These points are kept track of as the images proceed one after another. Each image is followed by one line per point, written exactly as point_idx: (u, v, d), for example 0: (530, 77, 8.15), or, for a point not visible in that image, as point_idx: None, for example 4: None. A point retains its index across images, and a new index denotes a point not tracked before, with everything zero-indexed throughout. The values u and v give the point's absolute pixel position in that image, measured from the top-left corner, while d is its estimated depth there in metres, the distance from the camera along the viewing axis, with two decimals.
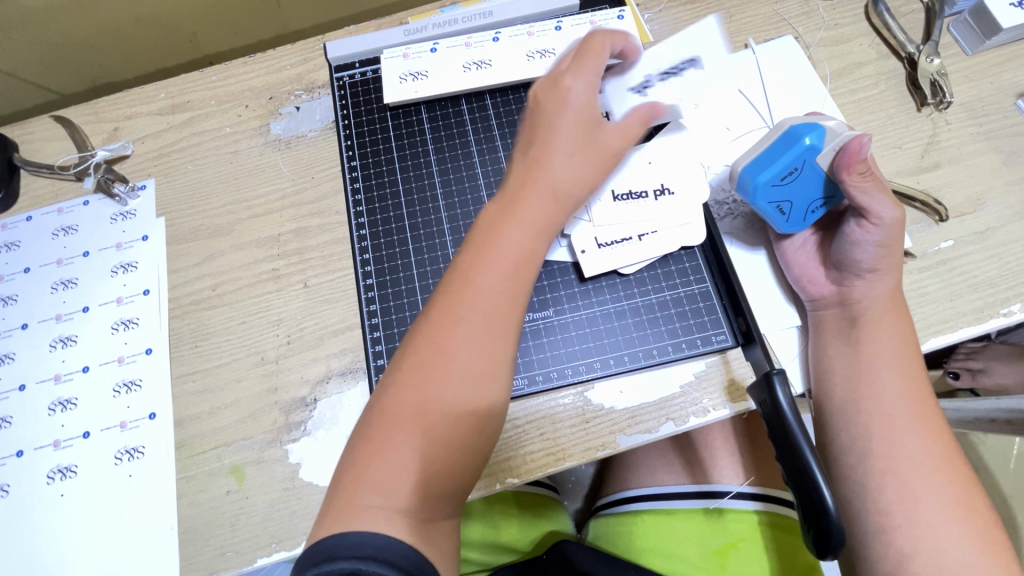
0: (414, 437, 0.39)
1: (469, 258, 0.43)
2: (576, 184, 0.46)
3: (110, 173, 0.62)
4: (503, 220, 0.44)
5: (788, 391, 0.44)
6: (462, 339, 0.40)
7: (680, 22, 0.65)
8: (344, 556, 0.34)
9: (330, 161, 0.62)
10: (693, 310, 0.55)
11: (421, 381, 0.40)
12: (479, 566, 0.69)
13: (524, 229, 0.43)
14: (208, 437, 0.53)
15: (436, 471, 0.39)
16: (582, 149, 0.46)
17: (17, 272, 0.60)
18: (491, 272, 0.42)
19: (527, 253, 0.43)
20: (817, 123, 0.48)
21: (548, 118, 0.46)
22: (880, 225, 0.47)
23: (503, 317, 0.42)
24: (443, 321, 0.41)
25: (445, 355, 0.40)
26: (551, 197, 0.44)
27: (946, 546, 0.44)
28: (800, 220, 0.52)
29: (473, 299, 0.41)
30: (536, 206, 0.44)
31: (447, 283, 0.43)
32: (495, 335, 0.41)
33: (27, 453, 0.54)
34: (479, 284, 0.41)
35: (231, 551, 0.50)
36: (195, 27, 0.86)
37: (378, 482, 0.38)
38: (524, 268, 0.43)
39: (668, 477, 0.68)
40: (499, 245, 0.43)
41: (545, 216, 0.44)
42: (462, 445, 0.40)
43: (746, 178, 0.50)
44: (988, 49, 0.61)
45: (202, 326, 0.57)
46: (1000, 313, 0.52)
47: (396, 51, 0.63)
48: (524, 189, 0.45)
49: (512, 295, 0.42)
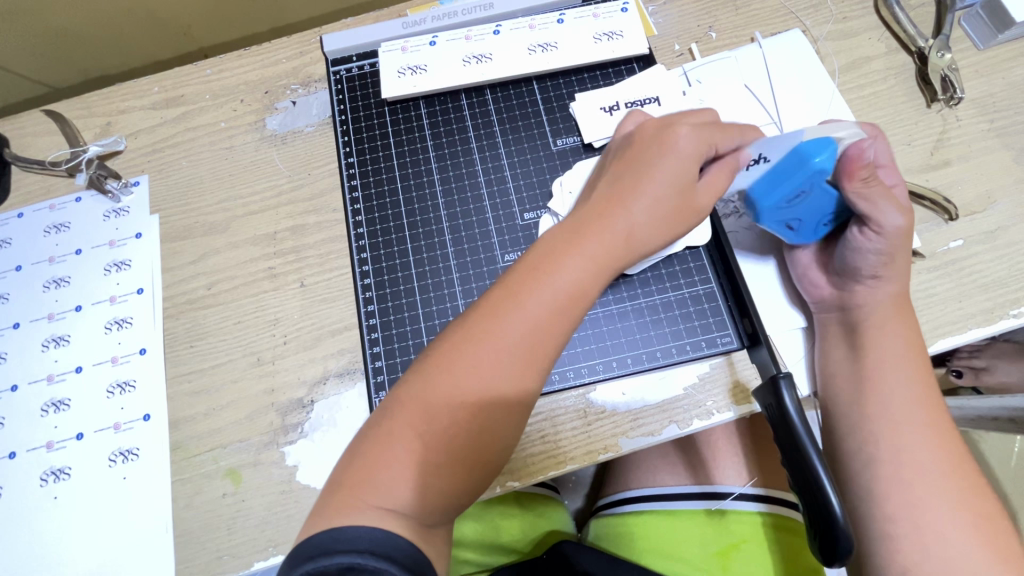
0: (430, 439, 0.38)
1: (523, 275, 0.41)
2: (649, 237, 0.44)
3: (102, 169, 0.61)
4: (567, 248, 0.42)
5: (794, 394, 0.43)
6: (496, 353, 0.39)
7: (685, 16, 0.63)
8: (343, 551, 0.33)
9: (327, 158, 0.61)
10: (697, 311, 0.54)
11: (447, 383, 0.39)
12: (479, 566, 0.68)
13: (584, 268, 0.42)
14: (204, 438, 0.53)
15: (441, 477, 0.38)
16: (662, 193, 0.44)
17: (9, 270, 0.59)
18: (538, 297, 0.40)
19: (585, 290, 0.42)
20: (828, 140, 0.44)
21: (645, 162, 0.45)
22: (882, 233, 0.46)
23: (540, 349, 0.40)
24: (481, 332, 0.40)
25: (480, 366, 0.39)
26: (620, 239, 0.43)
27: (956, 556, 0.43)
28: (811, 231, 0.50)
29: (512, 320, 0.40)
30: (602, 246, 0.42)
31: (496, 293, 0.41)
32: (530, 361, 0.40)
33: (20, 454, 0.53)
34: (528, 304, 0.40)
35: (227, 555, 0.49)
36: (189, 20, 0.84)
37: (381, 482, 0.37)
38: (576, 303, 0.41)
39: (669, 478, 0.67)
40: (556, 276, 0.41)
41: (608, 257, 0.43)
42: (470, 456, 0.39)
43: (753, 195, 0.49)
44: (999, 44, 0.60)
45: (197, 326, 0.56)
46: (1009, 315, 0.51)
47: (395, 45, 0.62)
48: (594, 221, 0.43)
49: (560, 326, 0.41)
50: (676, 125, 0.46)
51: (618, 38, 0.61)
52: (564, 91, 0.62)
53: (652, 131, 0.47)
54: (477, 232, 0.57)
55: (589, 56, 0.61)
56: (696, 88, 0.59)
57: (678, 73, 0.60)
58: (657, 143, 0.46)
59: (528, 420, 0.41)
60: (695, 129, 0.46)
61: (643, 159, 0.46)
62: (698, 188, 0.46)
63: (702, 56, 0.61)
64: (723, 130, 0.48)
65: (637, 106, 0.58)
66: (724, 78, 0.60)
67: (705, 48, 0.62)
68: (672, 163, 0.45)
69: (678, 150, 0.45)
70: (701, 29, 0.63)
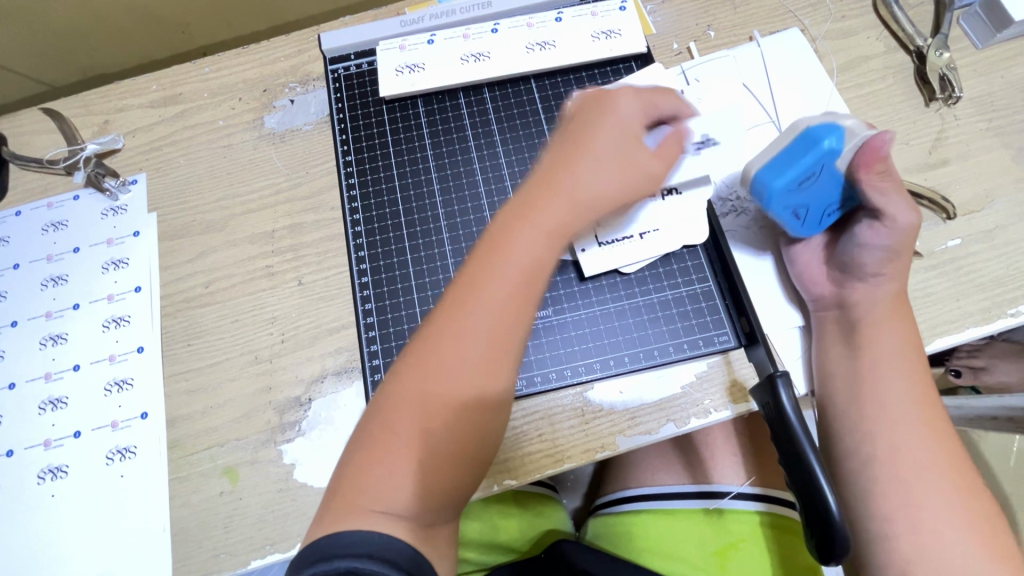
0: (417, 447, 0.38)
1: (478, 260, 0.41)
2: (606, 200, 0.44)
3: (101, 167, 0.61)
4: (519, 224, 0.41)
5: (792, 393, 0.43)
6: (465, 343, 0.39)
7: (683, 15, 0.63)
8: (339, 556, 0.34)
9: (325, 156, 0.61)
10: (695, 310, 0.54)
11: (425, 385, 0.39)
12: (477, 566, 0.69)
13: (541, 238, 0.41)
14: (202, 436, 0.53)
15: (436, 479, 0.38)
16: (615, 157, 0.44)
17: (7, 269, 0.59)
18: (497, 278, 0.40)
19: (542, 260, 0.41)
20: (833, 124, 0.46)
21: (588, 130, 0.45)
22: (892, 228, 0.47)
23: (507, 330, 0.40)
24: (450, 320, 0.40)
25: (451, 359, 0.39)
26: (572, 203, 0.42)
27: (953, 555, 0.43)
28: (815, 223, 0.51)
29: (475, 307, 0.39)
30: (554, 213, 0.42)
31: (456, 285, 0.41)
32: (500, 343, 0.40)
33: (17, 453, 0.53)
34: (488, 289, 0.40)
35: (224, 553, 0.49)
36: (188, 18, 0.85)
37: (373, 491, 0.37)
38: (537, 275, 0.41)
39: (667, 477, 0.67)
40: (512, 252, 0.41)
41: (563, 223, 0.42)
42: (463, 451, 0.39)
43: (762, 180, 0.47)
44: (998, 43, 0.60)
45: (195, 324, 0.56)
46: (1007, 314, 0.51)
47: (393, 43, 0.62)
48: (544, 192, 0.43)
49: (526, 300, 0.40)
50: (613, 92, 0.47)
51: (616, 37, 0.61)
52: (563, 89, 0.61)
53: (592, 101, 0.47)
54: (475, 230, 0.57)
55: (587, 55, 0.61)
56: (694, 87, 0.59)
57: (677, 71, 0.60)
58: (598, 111, 0.46)
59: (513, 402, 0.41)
60: (634, 94, 0.47)
61: (590, 124, 0.46)
62: (646, 151, 0.46)
63: (700, 54, 0.61)
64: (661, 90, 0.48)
65: None
66: (722, 77, 0.60)
67: (703, 47, 0.62)
68: (615, 125, 0.45)
69: (620, 112, 0.46)
70: (700, 28, 0.62)
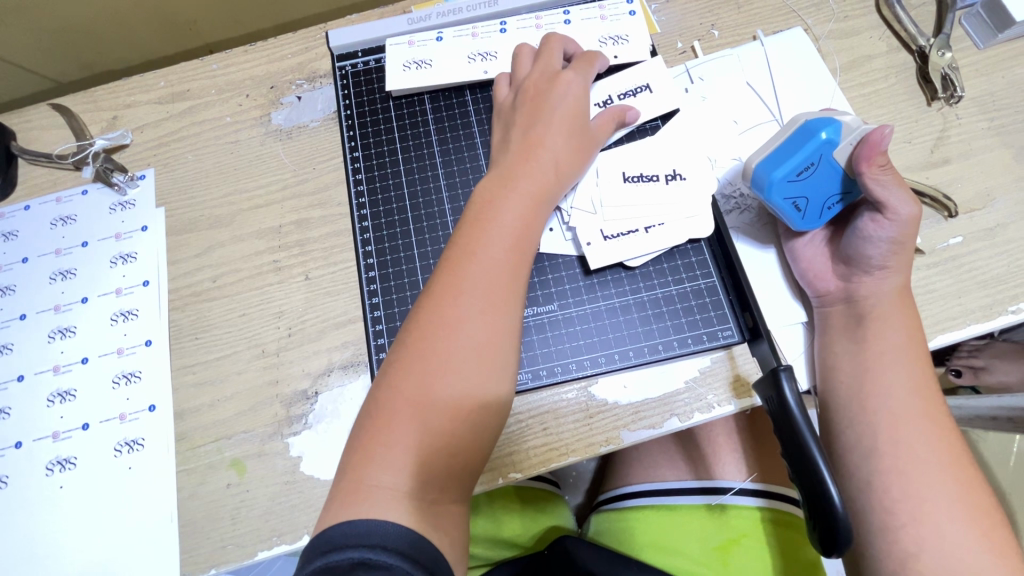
0: (424, 408, 0.40)
1: (468, 229, 0.46)
2: (570, 166, 0.51)
3: (109, 162, 0.61)
4: (504, 193, 0.48)
5: (795, 387, 0.43)
6: (464, 302, 0.43)
7: (688, 14, 0.64)
8: (353, 545, 0.35)
9: (331, 152, 0.61)
10: (699, 305, 0.54)
11: (431, 347, 0.42)
12: (483, 562, 0.69)
13: (523, 201, 0.48)
14: (209, 429, 0.53)
15: (445, 438, 0.40)
16: (572, 132, 0.52)
17: (15, 263, 0.60)
18: (489, 240, 0.45)
19: (525, 220, 0.47)
20: (831, 118, 0.48)
21: (544, 106, 0.52)
22: (896, 221, 0.47)
23: (501, 285, 0.44)
24: (449, 282, 0.44)
25: (452, 317, 0.43)
26: (543, 171, 0.49)
27: (953, 546, 0.43)
28: (815, 217, 0.51)
29: (472, 268, 0.44)
30: (533, 181, 0.49)
31: (449, 255, 0.46)
32: (496, 298, 0.44)
33: (26, 444, 0.54)
34: (481, 251, 0.45)
35: (231, 544, 0.50)
36: (194, 16, 0.85)
37: (383, 455, 0.39)
38: (524, 234, 0.47)
39: (669, 473, 0.67)
40: (498, 215, 0.47)
41: (541, 189, 0.49)
42: (470, 408, 0.41)
43: (762, 172, 0.49)
44: (999, 43, 0.61)
45: (202, 317, 0.57)
46: (1008, 311, 0.52)
47: (402, 39, 0.63)
48: (521, 165, 0.50)
49: (517, 257, 0.46)
50: (557, 73, 0.54)
51: (624, 43, 0.61)
52: None
53: (545, 83, 0.54)
54: None
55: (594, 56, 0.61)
56: (698, 86, 0.60)
57: (682, 70, 0.61)
58: (552, 89, 0.53)
59: (516, 361, 0.44)
60: (578, 75, 0.54)
61: (546, 102, 0.53)
62: (592, 125, 0.54)
63: (704, 53, 0.62)
64: (587, 61, 0.56)
65: (628, 97, 0.58)
66: (727, 75, 0.60)
67: (707, 45, 0.62)
68: (568, 105, 0.52)
69: (570, 95, 0.53)
70: (704, 27, 0.63)
